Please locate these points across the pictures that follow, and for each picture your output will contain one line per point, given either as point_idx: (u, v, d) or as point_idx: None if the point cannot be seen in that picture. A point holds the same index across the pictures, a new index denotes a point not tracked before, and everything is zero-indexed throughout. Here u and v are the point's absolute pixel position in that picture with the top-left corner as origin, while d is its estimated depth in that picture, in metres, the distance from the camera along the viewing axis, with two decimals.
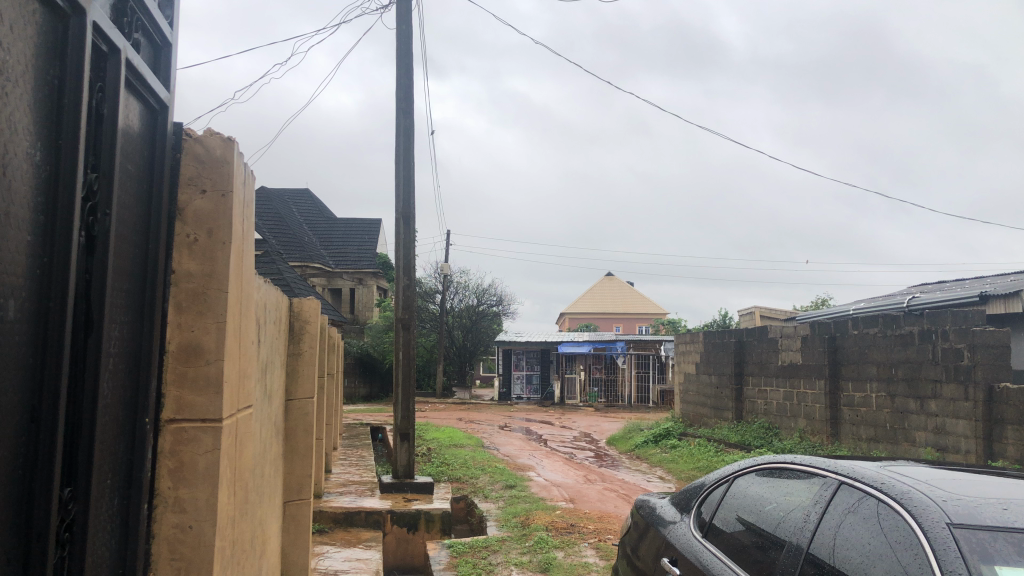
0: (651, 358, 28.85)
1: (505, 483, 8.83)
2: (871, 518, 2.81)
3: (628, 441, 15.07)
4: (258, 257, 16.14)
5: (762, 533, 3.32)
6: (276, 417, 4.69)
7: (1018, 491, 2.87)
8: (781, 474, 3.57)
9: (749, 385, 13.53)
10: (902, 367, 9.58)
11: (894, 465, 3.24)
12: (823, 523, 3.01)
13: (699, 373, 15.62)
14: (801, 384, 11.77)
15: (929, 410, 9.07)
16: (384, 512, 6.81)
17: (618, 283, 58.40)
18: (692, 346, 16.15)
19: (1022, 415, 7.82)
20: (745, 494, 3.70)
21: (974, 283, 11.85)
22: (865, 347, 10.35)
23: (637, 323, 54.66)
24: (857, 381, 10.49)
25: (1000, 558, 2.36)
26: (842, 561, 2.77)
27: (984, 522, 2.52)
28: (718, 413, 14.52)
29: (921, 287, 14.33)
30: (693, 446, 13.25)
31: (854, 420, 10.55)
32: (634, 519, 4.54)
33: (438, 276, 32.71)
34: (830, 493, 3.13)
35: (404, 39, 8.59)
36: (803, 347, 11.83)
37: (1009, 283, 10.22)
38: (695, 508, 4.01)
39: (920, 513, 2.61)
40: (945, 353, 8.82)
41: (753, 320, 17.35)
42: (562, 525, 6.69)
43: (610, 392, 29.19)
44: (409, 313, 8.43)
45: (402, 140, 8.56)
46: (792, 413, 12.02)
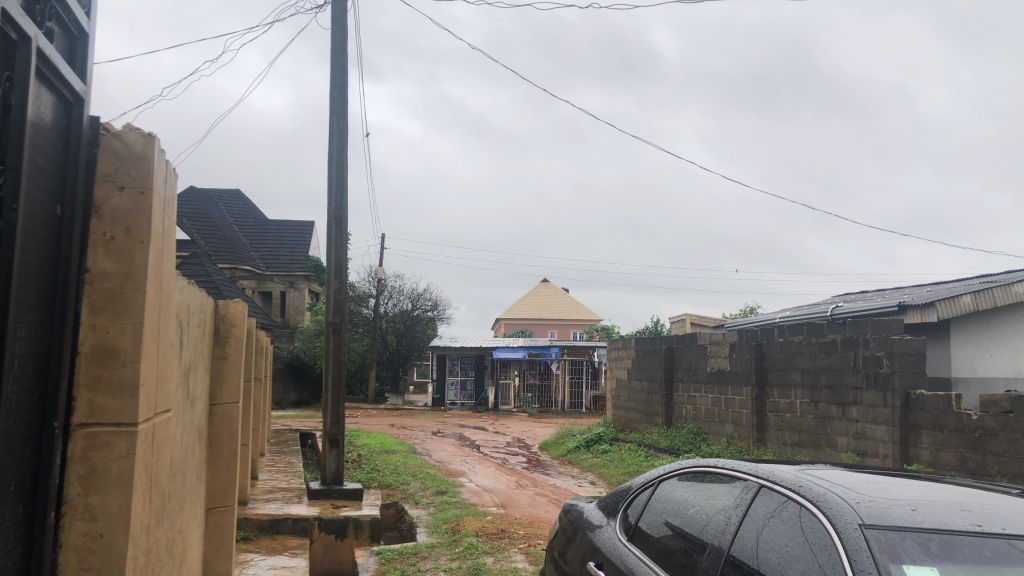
0: (584, 364, 28.97)
1: (436, 489, 8.78)
2: (790, 520, 2.88)
3: (560, 447, 15.15)
4: (185, 259, 15.76)
5: (687, 536, 3.38)
6: (199, 422, 4.57)
7: (929, 493, 2.97)
8: (705, 477, 3.63)
9: (679, 390, 13.74)
10: (825, 375, 9.85)
11: (812, 468, 3.33)
12: (745, 526, 3.07)
13: (630, 379, 15.81)
14: (729, 389, 12.02)
15: (850, 415, 9.36)
16: (311, 519, 6.72)
17: (554, 290, 58.70)
18: (624, 351, 16.36)
19: (936, 420, 8.14)
20: (670, 498, 3.75)
21: (893, 292, 12.29)
22: (790, 354, 10.63)
23: (571, 329, 55.05)
24: (783, 388, 10.75)
25: (908, 558, 2.44)
26: (762, 564, 2.83)
27: (893, 523, 2.60)
28: (649, 419, 14.71)
29: (844, 295, 14.78)
30: (624, 451, 13.40)
31: (780, 425, 10.81)
32: (562, 523, 4.57)
33: (372, 280, 32.42)
34: (752, 495, 3.20)
35: (338, 39, 8.51)
36: (730, 354, 12.08)
37: (927, 293, 10.62)
38: (621, 512, 4.05)
39: (834, 515, 2.68)
40: (866, 360, 9.10)
41: (684, 327, 17.66)
42: (493, 530, 6.68)
43: (544, 398, 29.30)
44: (340, 316, 8.30)
45: (335, 141, 8.47)
46: (720, 419, 12.26)
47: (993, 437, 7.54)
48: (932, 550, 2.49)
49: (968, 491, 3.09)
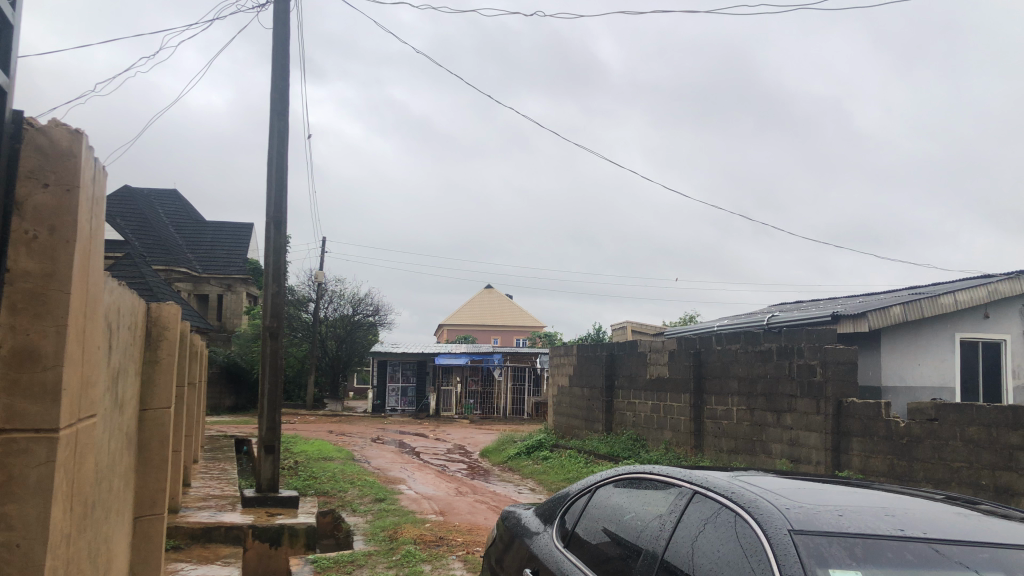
0: (527, 369, 28.98)
1: (375, 496, 8.68)
2: (722, 526, 2.92)
3: (502, 453, 15.13)
4: (117, 259, 15.32)
5: (623, 541, 3.40)
6: (128, 428, 4.43)
7: (856, 499, 3.04)
8: (641, 483, 3.66)
9: (619, 397, 13.86)
10: (761, 383, 10.05)
11: (744, 475, 3.39)
12: (679, 532, 3.11)
13: (572, 386, 15.88)
14: (668, 397, 12.16)
15: (784, 423, 9.55)
16: (245, 527, 6.58)
17: (498, 295, 58.56)
18: (566, 358, 16.43)
19: (867, 427, 8.36)
20: (606, 504, 3.77)
21: (827, 303, 12.60)
22: (727, 362, 10.81)
23: (514, 335, 55.12)
24: (720, 395, 10.92)
25: (834, 562, 2.50)
26: (695, 569, 2.87)
27: (820, 527, 2.66)
28: (590, 425, 14.79)
29: (779, 305, 15.12)
30: (565, 457, 13.44)
31: (717, 432, 10.98)
32: (500, 529, 4.56)
33: (313, 283, 31.99)
34: (686, 501, 3.24)
35: (280, 39, 8.39)
36: (670, 362, 12.24)
37: (860, 304, 10.93)
38: (558, 519, 4.06)
39: (765, 520, 2.73)
40: (801, 368, 9.31)
41: (625, 334, 17.83)
42: (431, 537, 6.64)
43: (486, 404, 29.20)
44: (277, 320, 8.17)
45: (276, 142, 8.34)
46: (659, 425, 12.40)
47: (920, 444, 7.78)
48: (856, 553, 2.56)
49: (893, 497, 3.18)
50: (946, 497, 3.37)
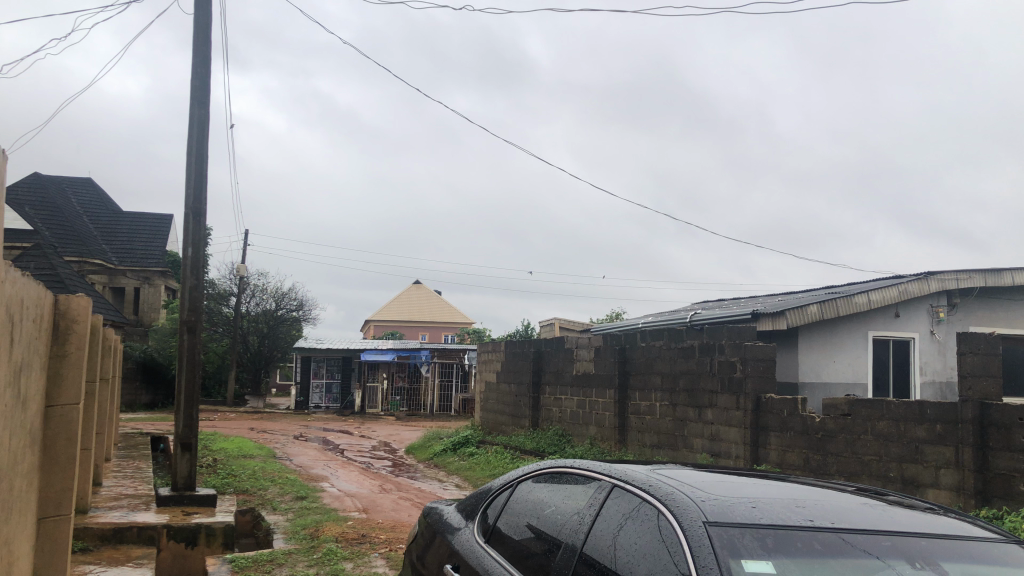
0: (454, 366, 29.08)
1: (296, 494, 8.53)
2: (640, 519, 2.95)
3: (427, 450, 15.07)
4: (25, 250, 14.68)
5: (544, 535, 3.41)
6: (31, 425, 4.23)
7: (770, 491, 3.12)
8: (562, 477, 3.68)
9: (545, 393, 13.95)
10: (683, 379, 10.24)
11: (662, 468, 3.44)
12: (598, 525, 3.14)
13: (499, 382, 15.92)
14: (593, 393, 12.30)
15: (705, 418, 9.76)
16: (160, 527, 6.41)
17: (426, 291, 58.26)
18: (493, 354, 16.46)
19: (784, 422, 8.61)
20: (528, 499, 3.78)
21: (748, 301, 12.93)
22: (651, 358, 10.99)
23: (442, 332, 54.97)
24: (644, 391, 11.10)
25: (746, 553, 2.55)
26: (614, 562, 2.90)
27: (734, 519, 2.72)
28: (516, 421, 14.85)
29: (701, 303, 15.46)
30: (490, 454, 13.46)
31: (640, 427, 11.15)
32: (422, 526, 4.52)
33: (234, 277, 31.26)
34: (605, 495, 3.27)
35: (201, 24, 8.15)
36: (595, 358, 12.37)
37: (779, 302, 11.24)
38: (479, 514, 4.05)
39: (680, 513, 2.77)
40: (721, 365, 9.52)
41: (552, 330, 17.97)
42: (353, 535, 6.56)
43: (412, 402, 29.14)
44: (195, 315, 7.94)
45: (195, 131, 8.11)
46: (584, 421, 12.54)
47: (834, 438, 8.05)
48: (768, 544, 2.62)
49: (805, 488, 3.28)
50: (857, 489, 3.48)
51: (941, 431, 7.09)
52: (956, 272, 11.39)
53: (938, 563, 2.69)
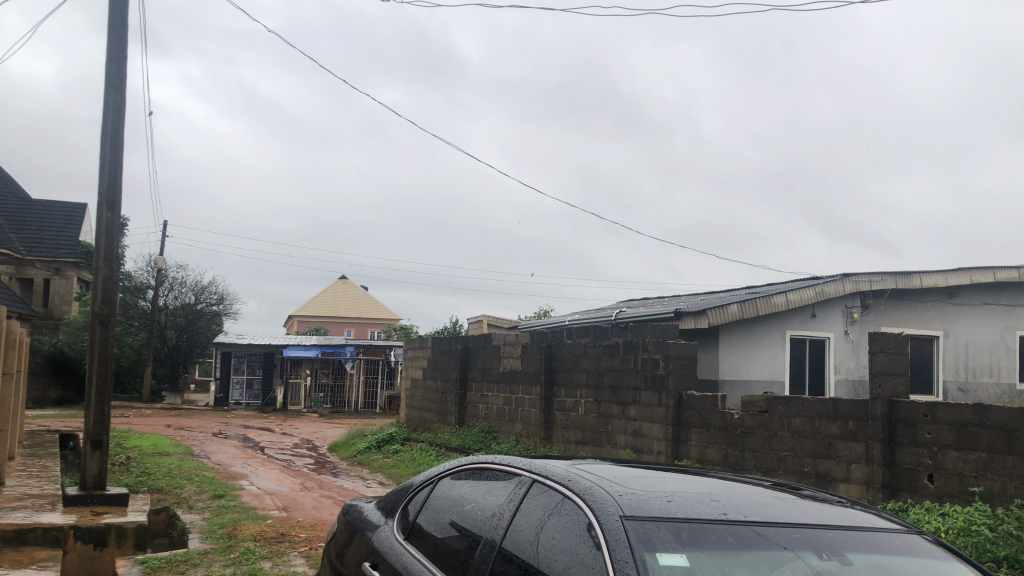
0: (380, 363, 28.83)
1: (214, 493, 8.32)
2: (558, 514, 2.97)
3: (351, 447, 14.88)
4: None
5: (464, 531, 3.40)
6: None
7: (687, 485, 3.17)
8: (483, 473, 3.68)
9: (472, 390, 13.94)
10: (608, 375, 10.37)
11: (582, 463, 3.47)
12: (516, 521, 3.14)
13: (425, 378, 15.84)
14: (519, 389, 12.36)
15: (629, 414, 9.90)
16: (65, 528, 6.19)
17: (352, 287, 57.51)
18: (420, 351, 16.37)
19: (704, 419, 8.79)
20: (448, 496, 3.77)
21: (672, 300, 13.16)
22: (577, 355, 11.09)
23: (369, 328, 54.48)
24: (569, 388, 11.20)
25: (661, 547, 2.59)
26: (533, 555, 2.91)
27: (650, 513, 2.75)
28: (442, 418, 14.81)
29: (627, 302, 15.66)
30: (415, 451, 13.38)
31: (565, 424, 11.24)
32: (341, 523, 4.46)
33: (151, 270, 30.31)
34: (524, 490, 3.28)
35: (116, 5, 7.86)
36: (522, 355, 12.42)
37: (702, 301, 11.47)
38: (399, 511, 4.01)
39: (597, 507, 2.79)
40: (645, 362, 9.66)
41: (480, 327, 17.99)
42: (271, 534, 6.42)
43: (337, 398, 28.77)
44: (108, 307, 7.66)
45: (109, 116, 7.82)
46: (509, 417, 12.59)
47: (752, 434, 8.26)
48: (682, 537, 2.66)
49: (721, 483, 3.34)
50: (774, 484, 3.58)
51: (853, 427, 7.33)
52: (870, 274, 11.81)
53: (844, 554, 2.78)
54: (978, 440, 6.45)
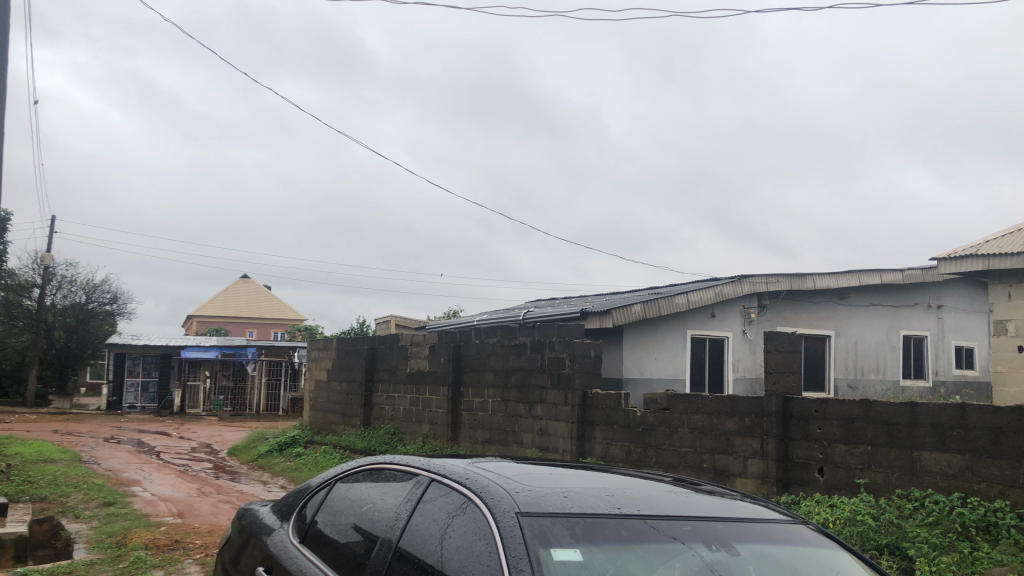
0: (283, 365, 28.27)
1: (102, 501, 7.96)
2: (456, 513, 2.95)
3: (252, 451, 14.49)
4: None
5: (362, 531, 3.36)
6: None
7: (585, 481, 3.21)
8: (381, 473, 3.63)
9: (378, 391, 13.79)
10: (515, 375, 10.42)
11: (482, 461, 3.46)
12: (414, 520, 3.12)
13: (330, 380, 15.59)
14: (426, 390, 12.29)
15: (535, 413, 9.98)
16: None
17: (255, 285, 56.01)
18: (324, 352, 16.10)
19: (609, 417, 8.93)
20: (346, 497, 3.71)
21: (579, 300, 13.33)
22: (484, 355, 11.10)
23: (272, 329, 53.34)
24: (476, 388, 11.20)
25: (556, 542, 2.61)
26: (429, 555, 2.89)
27: (545, 509, 2.77)
28: (347, 420, 14.60)
29: (536, 302, 15.78)
30: (319, 454, 13.14)
31: (472, 424, 11.24)
32: (235, 528, 4.33)
33: (38, 267, 28.87)
34: (422, 490, 3.25)
35: None
36: (429, 355, 12.36)
37: (607, 302, 11.66)
38: (295, 514, 3.93)
39: (494, 504, 2.79)
40: (551, 361, 9.76)
41: (388, 328, 17.82)
42: (165, 542, 6.20)
43: (237, 400, 28.07)
44: None
45: None
46: (416, 419, 12.50)
47: (653, 431, 8.44)
48: (577, 532, 2.68)
49: (619, 478, 3.39)
50: (674, 479, 3.65)
51: (749, 423, 7.57)
52: (766, 276, 12.27)
53: (732, 545, 2.86)
54: (864, 434, 6.76)
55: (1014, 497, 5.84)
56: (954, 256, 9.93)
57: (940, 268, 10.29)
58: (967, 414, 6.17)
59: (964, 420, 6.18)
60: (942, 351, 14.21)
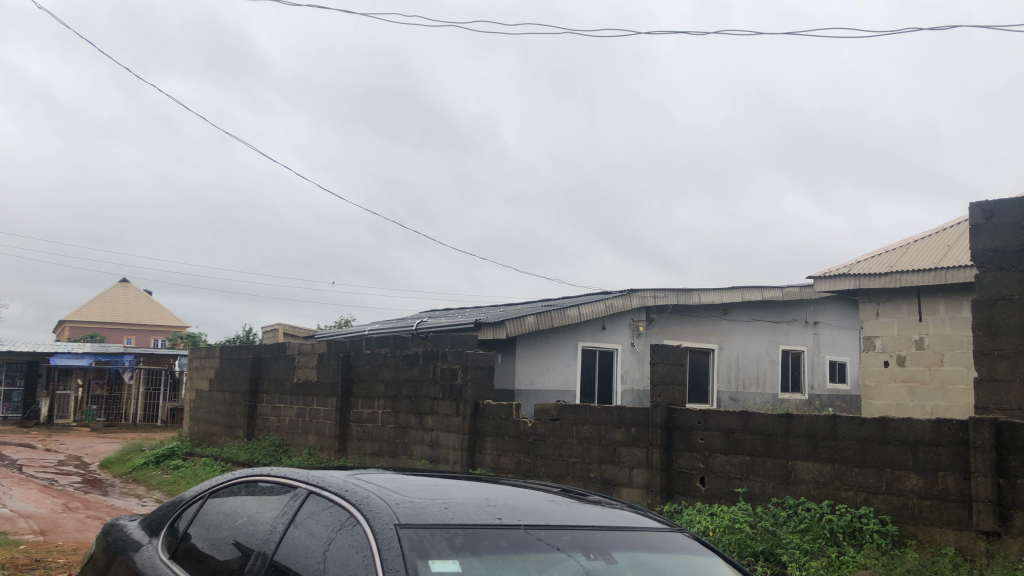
0: (163, 373, 27.19)
1: None
2: (333, 524, 2.89)
3: (125, 464, 13.80)
4: None
5: (236, 545, 3.24)
6: None
7: (467, 492, 3.19)
8: (256, 485, 3.52)
9: (263, 402, 13.41)
10: (406, 386, 10.32)
11: (362, 473, 3.39)
12: (290, 533, 3.03)
13: (212, 390, 15.05)
14: (314, 401, 12.04)
15: (426, 424, 9.91)
16: None
17: (135, 290, 53.73)
18: (206, 361, 15.55)
19: (499, 427, 8.97)
20: (220, 511, 3.56)
21: (472, 311, 13.35)
22: (376, 365, 10.96)
23: (153, 336, 51.24)
24: (366, 398, 11.04)
25: (434, 553, 2.57)
26: (305, 569, 2.81)
27: (425, 520, 2.73)
28: (230, 431, 14.12)
29: (430, 312, 15.72)
30: (199, 466, 12.64)
31: (361, 436, 11.06)
32: (100, 544, 4.10)
33: None
34: (300, 502, 3.16)
35: None
36: (318, 365, 12.10)
37: (501, 313, 11.72)
38: (166, 529, 3.76)
39: (372, 516, 2.74)
40: (443, 372, 9.71)
41: (275, 336, 17.38)
42: (23, 561, 5.82)
43: (111, 411, 26.75)
44: None
45: None
46: (303, 430, 12.21)
47: (543, 442, 8.52)
48: (456, 543, 2.66)
49: (505, 489, 3.40)
50: (561, 490, 3.67)
51: (635, 434, 7.73)
52: (654, 290, 12.60)
53: (610, 553, 2.90)
54: (743, 445, 7.01)
55: (877, 503, 6.19)
56: (829, 275, 10.44)
57: (818, 286, 10.79)
58: (837, 425, 6.48)
59: (834, 431, 6.49)
60: (816, 365, 14.94)
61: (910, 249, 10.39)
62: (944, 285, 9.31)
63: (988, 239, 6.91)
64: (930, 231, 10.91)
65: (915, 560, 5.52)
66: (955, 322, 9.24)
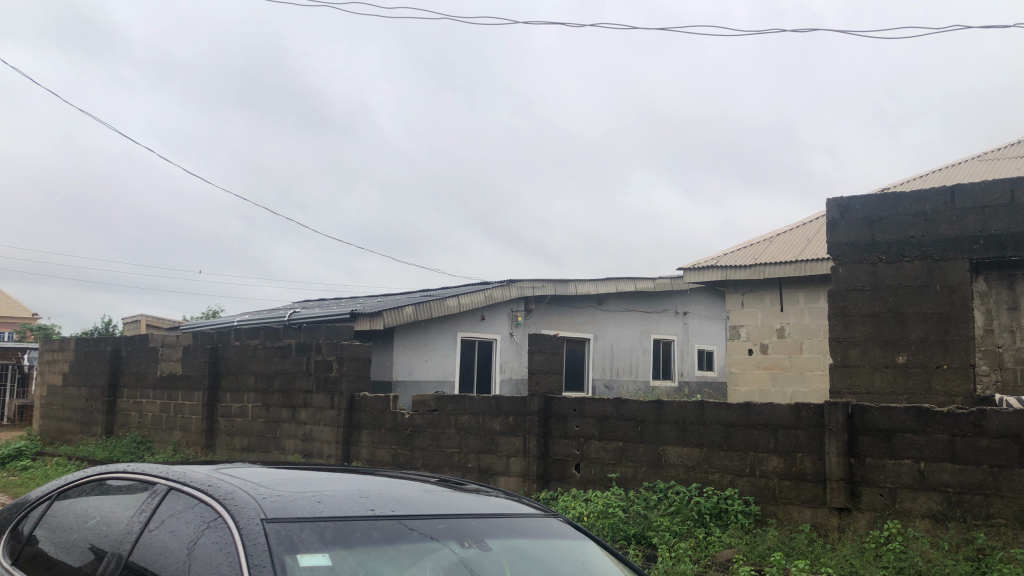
0: (10, 368, 25.45)
1: None
2: (194, 521, 2.74)
3: None
4: None
5: (89, 548, 3.03)
6: None
7: (338, 484, 3.09)
8: (110, 484, 3.30)
9: (124, 397, 12.72)
10: (278, 379, 10.01)
11: (227, 467, 3.23)
12: (148, 533, 2.86)
13: (66, 385, 14.16)
14: (179, 395, 11.51)
15: (299, 418, 9.65)
16: None
17: None
18: (59, 354, 14.58)
19: (375, 419, 8.84)
20: (70, 512, 3.32)
21: (348, 301, 13.10)
22: (246, 357, 10.58)
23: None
24: (235, 392, 10.65)
25: (303, 548, 2.48)
26: (166, 569, 2.66)
27: (294, 514, 2.63)
28: (86, 429, 13.34)
29: (304, 302, 15.35)
30: (50, 466, 11.85)
31: (230, 430, 10.66)
32: None
33: None
34: (158, 500, 2.98)
35: None
36: (183, 358, 11.57)
37: (377, 303, 11.54)
38: (7, 534, 3.48)
39: (237, 511, 2.61)
40: (318, 364, 9.48)
41: (136, 328, 16.52)
42: None
43: None
44: None
45: None
46: (167, 426, 11.66)
47: (420, 433, 8.46)
48: (326, 536, 2.57)
49: (378, 480, 3.32)
50: (439, 480, 3.61)
51: (513, 422, 7.78)
52: (533, 281, 12.73)
53: (484, 540, 2.88)
54: (616, 431, 7.18)
55: (742, 485, 6.48)
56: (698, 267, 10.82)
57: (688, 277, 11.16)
58: (704, 411, 6.73)
59: (701, 416, 6.73)
60: (685, 353, 15.53)
61: (773, 243, 10.91)
62: (804, 276, 9.85)
63: (843, 233, 7.33)
64: (792, 226, 11.49)
65: (774, 537, 5.83)
66: (813, 312, 9.82)
